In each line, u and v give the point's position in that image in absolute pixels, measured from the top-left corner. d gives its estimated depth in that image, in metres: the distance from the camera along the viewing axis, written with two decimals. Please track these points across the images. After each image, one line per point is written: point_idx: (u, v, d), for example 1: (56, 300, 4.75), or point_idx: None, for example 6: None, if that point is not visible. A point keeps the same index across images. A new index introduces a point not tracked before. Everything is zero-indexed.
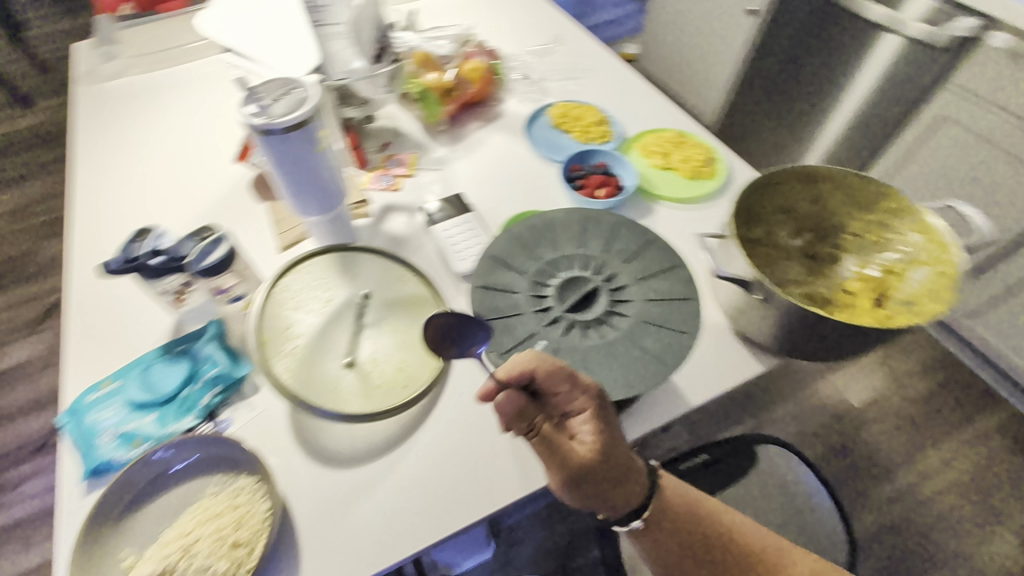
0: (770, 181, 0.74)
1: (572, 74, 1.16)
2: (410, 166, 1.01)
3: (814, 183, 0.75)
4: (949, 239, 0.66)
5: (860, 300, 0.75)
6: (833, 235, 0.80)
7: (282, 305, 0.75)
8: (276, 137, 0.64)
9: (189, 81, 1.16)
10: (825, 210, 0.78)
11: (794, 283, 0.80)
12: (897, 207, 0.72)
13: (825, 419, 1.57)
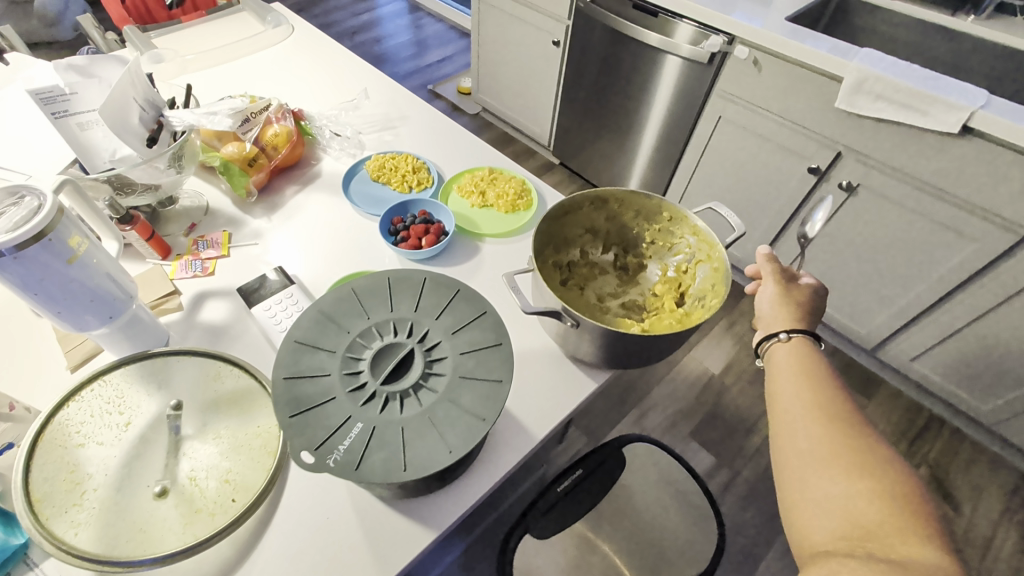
0: (564, 210, 0.81)
1: (387, 124, 1.13)
2: (222, 247, 0.91)
3: (604, 205, 0.83)
4: (714, 238, 0.76)
5: (665, 301, 0.84)
6: (635, 246, 0.89)
7: (64, 443, 0.64)
8: (8, 259, 0.55)
9: None
10: (621, 225, 0.87)
11: (610, 295, 0.87)
12: (673, 216, 0.81)
13: (695, 392, 1.72)
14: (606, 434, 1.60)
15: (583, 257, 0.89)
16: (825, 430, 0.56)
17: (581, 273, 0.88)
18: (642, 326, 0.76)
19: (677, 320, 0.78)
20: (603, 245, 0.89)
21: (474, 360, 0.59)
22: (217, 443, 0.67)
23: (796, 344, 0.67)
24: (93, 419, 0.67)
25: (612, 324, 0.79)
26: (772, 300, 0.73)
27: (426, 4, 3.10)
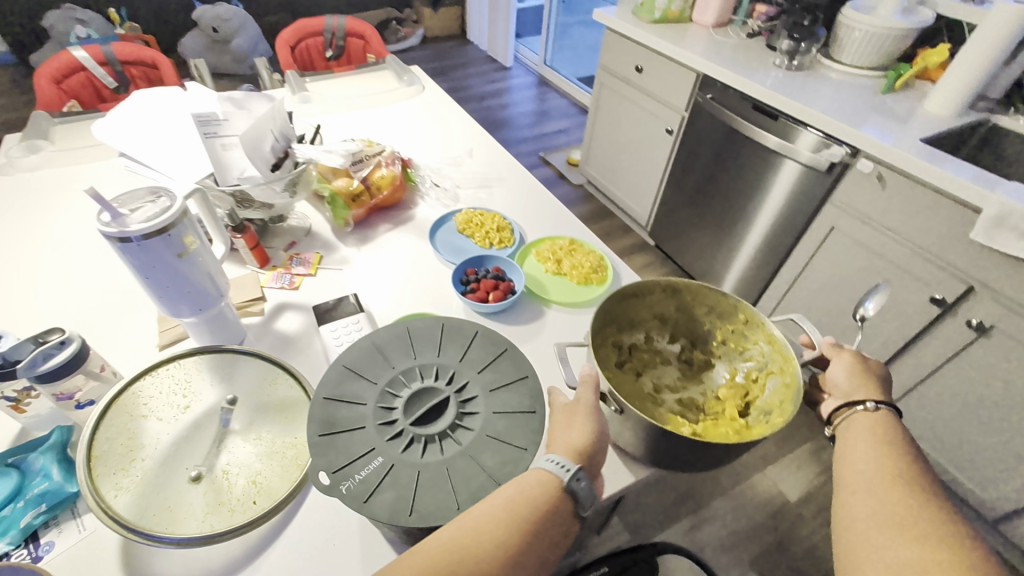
0: (633, 293, 0.78)
1: (483, 183, 1.19)
2: (313, 266, 1.00)
3: (675, 295, 0.80)
4: (789, 351, 0.70)
5: (726, 407, 0.77)
6: (703, 342, 0.83)
7: (133, 411, 0.71)
8: (134, 245, 0.65)
9: (106, 170, 1.15)
10: (691, 318, 0.82)
11: (667, 389, 0.82)
12: (750, 320, 0.75)
13: (763, 516, 1.52)
14: (650, 537, 1.45)
15: (646, 343, 0.84)
16: (903, 499, 0.50)
17: (640, 359, 0.84)
18: (694, 430, 0.71)
19: (735, 430, 0.71)
20: (670, 336, 0.85)
21: (504, 423, 0.58)
22: (255, 445, 0.70)
23: (879, 415, 0.59)
24: (163, 395, 0.74)
25: (661, 421, 0.73)
26: (847, 370, 0.66)
27: (554, 81, 3.33)
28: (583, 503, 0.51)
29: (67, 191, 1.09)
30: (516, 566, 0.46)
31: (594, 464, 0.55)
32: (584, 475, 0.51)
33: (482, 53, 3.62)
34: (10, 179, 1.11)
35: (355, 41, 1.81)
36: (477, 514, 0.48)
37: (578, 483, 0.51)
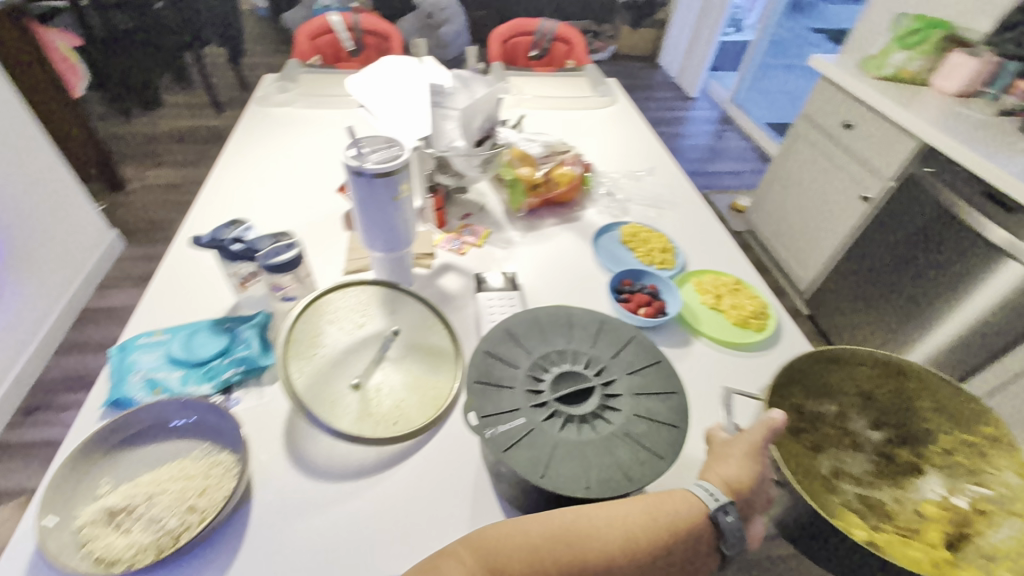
0: (839, 357, 0.70)
1: (656, 203, 1.15)
2: (480, 239, 1.03)
3: (896, 376, 0.69)
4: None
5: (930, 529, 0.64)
6: (918, 443, 0.70)
7: (321, 316, 0.79)
8: (364, 179, 0.74)
9: (333, 117, 1.34)
10: (910, 410, 0.70)
11: (850, 479, 0.71)
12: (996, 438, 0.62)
13: None
14: None
15: (839, 419, 0.74)
16: None
17: (829, 434, 0.73)
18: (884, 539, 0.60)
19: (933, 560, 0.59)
20: (874, 421, 0.73)
21: (644, 427, 0.58)
22: (405, 375, 0.77)
23: None
24: (346, 310, 0.81)
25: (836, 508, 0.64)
26: None
27: (738, 121, 3.18)
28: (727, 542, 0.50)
29: (301, 126, 1.28)
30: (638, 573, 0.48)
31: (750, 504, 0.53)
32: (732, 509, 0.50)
33: (669, 79, 3.59)
34: (263, 111, 1.33)
35: (561, 45, 1.76)
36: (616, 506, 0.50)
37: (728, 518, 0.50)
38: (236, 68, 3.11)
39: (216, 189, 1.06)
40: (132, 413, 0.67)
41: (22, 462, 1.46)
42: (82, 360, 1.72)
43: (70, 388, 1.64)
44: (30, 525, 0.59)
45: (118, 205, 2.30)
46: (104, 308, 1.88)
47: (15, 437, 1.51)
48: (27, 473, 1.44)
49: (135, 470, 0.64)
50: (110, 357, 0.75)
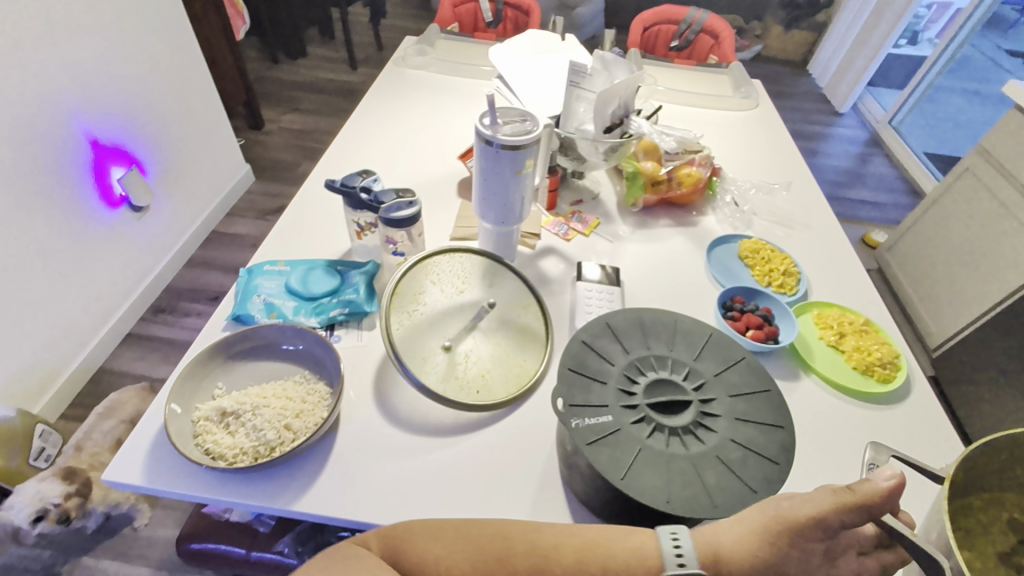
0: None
1: (785, 222, 1.06)
2: (588, 227, 1.01)
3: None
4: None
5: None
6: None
7: (427, 275, 0.79)
8: (492, 149, 0.74)
9: (462, 85, 1.36)
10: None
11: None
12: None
13: None
14: None
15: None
16: None
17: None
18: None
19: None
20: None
21: (740, 455, 0.54)
22: (493, 347, 0.77)
23: None
24: (450, 274, 0.81)
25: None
26: None
27: (890, 146, 2.83)
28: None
29: (432, 91, 1.32)
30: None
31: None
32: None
33: (816, 90, 3.26)
34: (401, 71, 1.39)
35: (707, 38, 1.65)
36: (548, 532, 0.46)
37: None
38: (375, 29, 3.28)
39: (349, 140, 1.12)
40: (250, 331, 0.72)
41: (146, 353, 1.68)
42: (207, 274, 1.94)
43: (193, 297, 1.86)
44: (158, 408, 0.67)
45: (257, 143, 2.54)
46: (231, 232, 2.09)
47: (145, 330, 1.75)
48: (149, 363, 1.66)
49: (245, 382, 0.70)
50: (239, 276, 0.81)
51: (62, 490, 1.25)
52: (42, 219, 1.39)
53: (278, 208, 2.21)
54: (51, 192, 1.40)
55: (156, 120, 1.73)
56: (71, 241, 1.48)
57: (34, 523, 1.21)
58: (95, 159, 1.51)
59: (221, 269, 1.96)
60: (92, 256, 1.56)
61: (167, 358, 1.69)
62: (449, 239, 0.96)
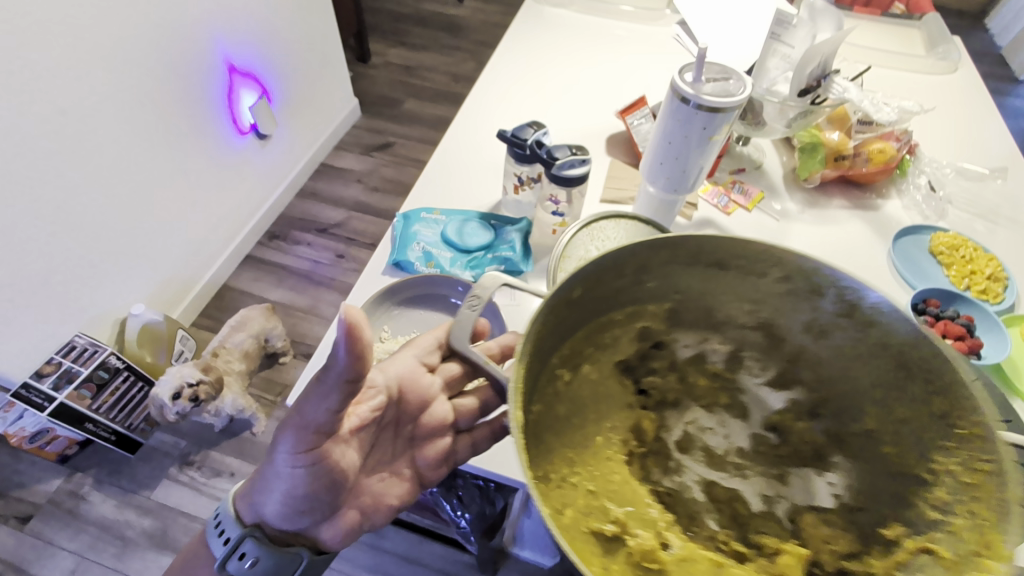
0: (715, 260, 0.54)
1: (987, 215, 0.93)
2: (751, 201, 0.93)
3: (816, 299, 0.54)
4: (1004, 532, 0.41)
5: (790, 563, 0.53)
6: (836, 418, 0.60)
7: (591, 239, 0.75)
8: (686, 109, 0.66)
9: (609, 27, 1.24)
10: (824, 359, 0.59)
11: (705, 450, 0.64)
12: (959, 431, 0.46)
13: None
14: None
15: (726, 366, 0.66)
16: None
17: (670, 383, 0.65)
18: (637, 560, 0.46)
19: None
20: (778, 376, 0.64)
21: None
22: None
23: None
24: (615, 240, 0.75)
25: (564, 505, 0.47)
26: None
27: None
28: None
29: (576, 32, 1.21)
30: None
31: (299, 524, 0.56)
32: (252, 551, 0.55)
33: (992, 51, 2.77)
34: (541, 7, 1.28)
35: None
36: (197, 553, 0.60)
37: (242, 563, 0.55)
38: None
39: (493, 84, 1.06)
40: (422, 279, 0.73)
41: (262, 276, 1.72)
42: (310, 206, 1.91)
43: (298, 229, 1.84)
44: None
45: (366, 76, 2.50)
46: (334, 166, 2.04)
47: (262, 254, 1.77)
48: (265, 284, 1.71)
49: (409, 328, 0.72)
50: (396, 221, 0.81)
51: (198, 373, 1.23)
52: (184, 137, 1.41)
53: (382, 144, 2.14)
54: (195, 114, 1.42)
55: (284, 44, 1.70)
56: (208, 160, 1.51)
57: (172, 399, 1.17)
58: (229, 83, 1.51)
59: (325, 202, 1.92)
60: (223, 182, 1.60)
61: (281, 282, 1.71)
62: (599, 202, 0.90)
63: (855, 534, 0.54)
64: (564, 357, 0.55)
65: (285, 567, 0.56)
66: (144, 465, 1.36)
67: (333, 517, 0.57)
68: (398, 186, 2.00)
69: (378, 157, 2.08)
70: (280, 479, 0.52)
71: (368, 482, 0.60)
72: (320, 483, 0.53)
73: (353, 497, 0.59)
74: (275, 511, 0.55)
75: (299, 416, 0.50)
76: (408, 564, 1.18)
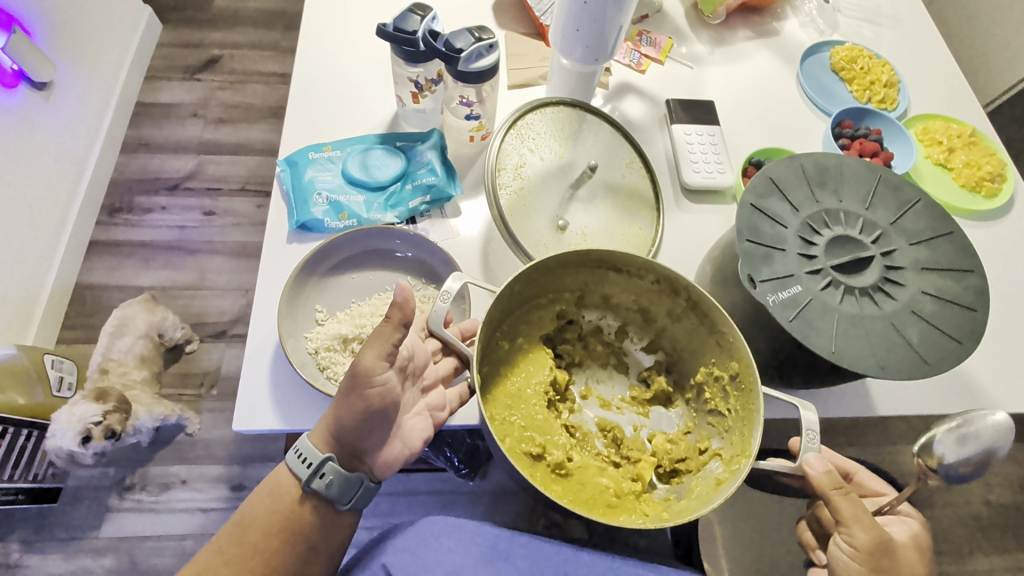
0: (609, 264, 0.56)
1: (872, 17, 0.94)
2: (663, 52, 0.85)
3: (673, 295, 0.56)
4: (754, 439, 0.49)
5: (644, 469, 0.55)
6: (683, 375, 0.61)
7: (522, 140, 0.66)
8: None
9: None
10: (679, 335, 0.59)
11: (598, 399, 0.63)
12: (741, 385, 0.51)
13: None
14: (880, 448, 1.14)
15: (616, 335, 0.64)
16: None
17: (580, 348, 0.63)
18: (553, 468, 0.53)
19: (617, 490, 0.53)
20: (650, 343, 0.63)
21: (934, 307, 0.53)
22: (600, 216, 0.67)
23: None
24: (545, 134, 0.68)
25: (506, 432, 0.53)
26: None
27: None
28: (333, 498, 0.52)
29: None
30: (318, 549, 0.53)
31: (357, 448, 0.52)
32: (332, 471, 0.51)
33: None
34: None
35: None
36: (283, 478, 0.53)
37: (323, 482, 0.51)
38: None
39: None
40: (351, 236, 0.62)
41: (123, 260, 1.36)
42: (150, 160, 1.49)
43: (141, 191, 1.45)
44: (276, 328, 0.59)
45: None
46: (152, 104, 1.55)
47: (110, 235, 1.39)
48: (130, 269, 1.36)
49: (346, 299, 0.63)
50: (281, 173, 0.66)
51: (97, 407, 1.02)
52: None
53: (207, 62, 1.62)
54: None
55: None
56: None
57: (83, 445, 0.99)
58: None
59: (164, 151, 1.50)
60: (14, 161, 1.18)
61: (149, 262, 1.37)
62: (509, 89, 0.78)
63: (691, 449, 0.57)
64: (504, 329, 0.57)
65: (350, 489, 0.52)
66: (75, 508, 1.12)
67: (382, 450, 0.53)
68: (247, 110, 1.56)
69: (207, 81, 1.59)
70: (359, 397, 0.49)
71: (405, 419, 0.55)
72: (385, 403, 0.50)
73: (395, 433, 0.54)
74: (346, 433, 0.51)
75: (383, 335, 0.48)
76: (401, 498, 1.06)
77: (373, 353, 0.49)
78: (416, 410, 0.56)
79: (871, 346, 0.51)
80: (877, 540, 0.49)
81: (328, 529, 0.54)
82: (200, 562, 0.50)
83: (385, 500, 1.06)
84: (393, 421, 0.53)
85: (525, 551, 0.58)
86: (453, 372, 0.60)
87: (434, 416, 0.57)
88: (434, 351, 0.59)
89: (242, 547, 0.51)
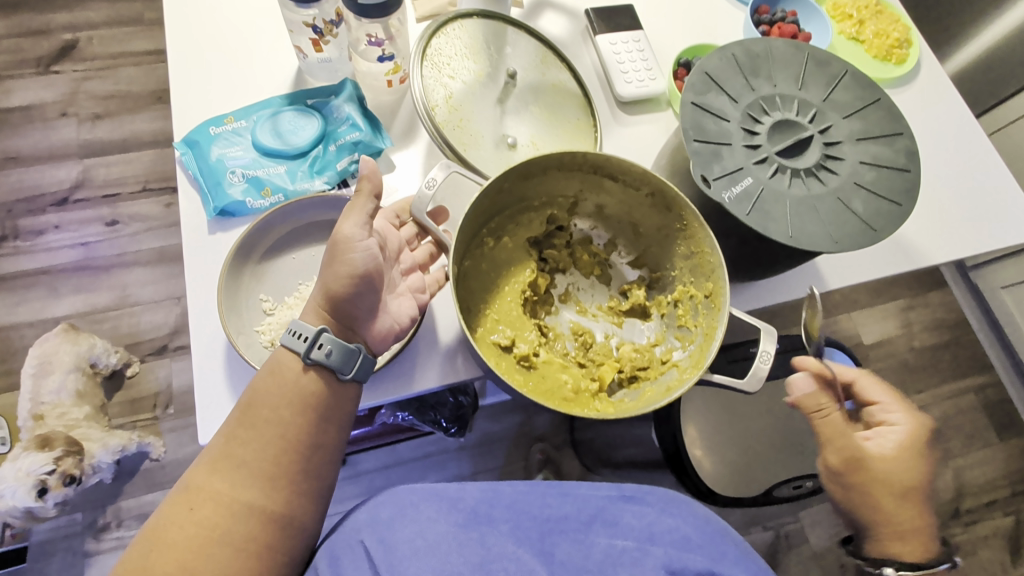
0: (605, 171, 0.55)
1: None
2: None
3: (664, 212, 0.56)
4: (709, 355, 0.50)
5: (605, 370, 0.56)
6: (664, 292, 0.61)
7: (439, 69, 0.62)
8: None
9: None
10: (665, 250, 0.59)
11: (575, 304, 0.62)
12: (710, 303, 0.53)
13: (955, 321, 1.31)
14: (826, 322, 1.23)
15: (604, 247, 0.63)
16: None
17: (566, 255, 0.62)
18: (519, 359, 0.54)
19: (575, 387, 0.54)
20: (637, 258, 0.63)
21: (874, 175, 0.55)
22: (541, 126, 0.64)
23: None
24: (457, 56, 0.63)
25: (479, 323, 0.55)
26: None
27: None
28: (337, 370, 0.49)
29: None
30: (331, 418, 0.50)
31: (348, 319, 0.51)
32: (330, 340, 0.48)
33: None
34: None
35: None
36: (282, 358, 0.49)
37: (323, 352, 0.49)
38: None
39: None
40: (283, 211, 0.57)
41: (26, 292, 1.21)
42: (24, 175, 1.30)
43: (24, 212, 1.27)
44: (220, 328, 0.54)
45: None
46: (8, 108, 1.34)
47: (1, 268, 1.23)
48: (36, 301, 1.21)
49: (293, 281, 0.58)
50: (183, 157, 0.58)
51: (45, 456, 0.93)
52: None
53: (62, 49, 1.39)
54: None
55: None
56: None
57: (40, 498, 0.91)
58: None
59: (39, 161, 1.31)
60: None
61: (58, 289, 1.22)
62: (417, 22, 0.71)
63: (655, 359, 0.58)
64: (490, 226, 0.58)
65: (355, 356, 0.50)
66: (48, 562, 1.04)
67: (373, 326, 0.52)
68: (125, 98, 1.37)
69: (68, 72, 1.38)
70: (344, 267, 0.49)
71: (391, 299, 0.54)
72: (372, 271, 0.50)
73: (383, 309, 0.53)
74: (335, 310, 0.50)
75: (358, 204, 0.50)
76: (393, 469, 1.05)
77: (351, 219, 0.49)
78: (399, 291, 0.55)
79: (824, 223, 0.52)
80: (848, 459, 0.55)
81: (339, 402, 0.50)
82: (213, 450, 0.46)
83: (377, 475, 1.05)
84: (380, 292, 0.52)
85: (509, 512, 0.53)
86: (429, 259, 0.61)
87: (417, 297, 0.56)
88: (409, 238, 0.60)
89: (252, 428, 0.47)
